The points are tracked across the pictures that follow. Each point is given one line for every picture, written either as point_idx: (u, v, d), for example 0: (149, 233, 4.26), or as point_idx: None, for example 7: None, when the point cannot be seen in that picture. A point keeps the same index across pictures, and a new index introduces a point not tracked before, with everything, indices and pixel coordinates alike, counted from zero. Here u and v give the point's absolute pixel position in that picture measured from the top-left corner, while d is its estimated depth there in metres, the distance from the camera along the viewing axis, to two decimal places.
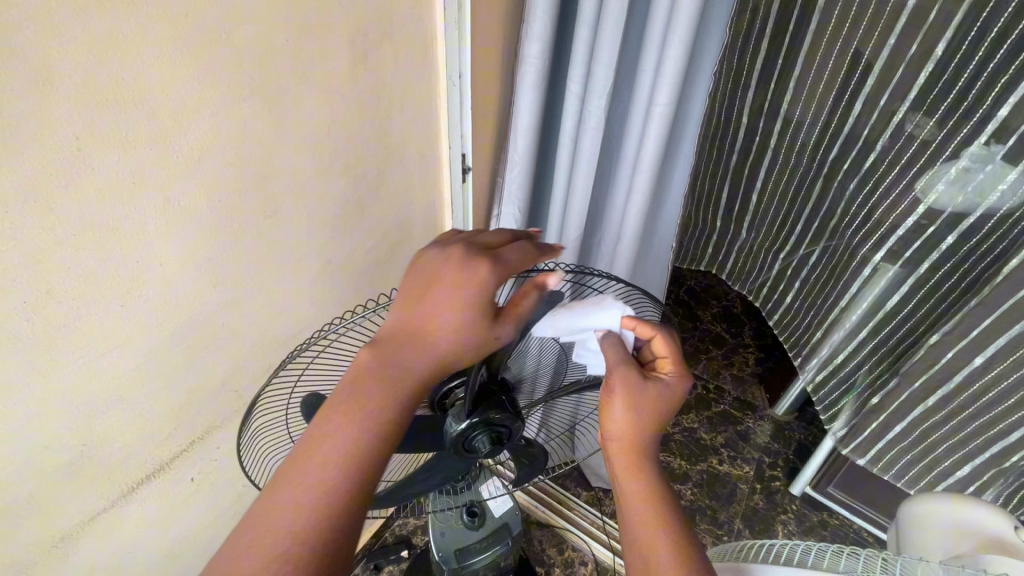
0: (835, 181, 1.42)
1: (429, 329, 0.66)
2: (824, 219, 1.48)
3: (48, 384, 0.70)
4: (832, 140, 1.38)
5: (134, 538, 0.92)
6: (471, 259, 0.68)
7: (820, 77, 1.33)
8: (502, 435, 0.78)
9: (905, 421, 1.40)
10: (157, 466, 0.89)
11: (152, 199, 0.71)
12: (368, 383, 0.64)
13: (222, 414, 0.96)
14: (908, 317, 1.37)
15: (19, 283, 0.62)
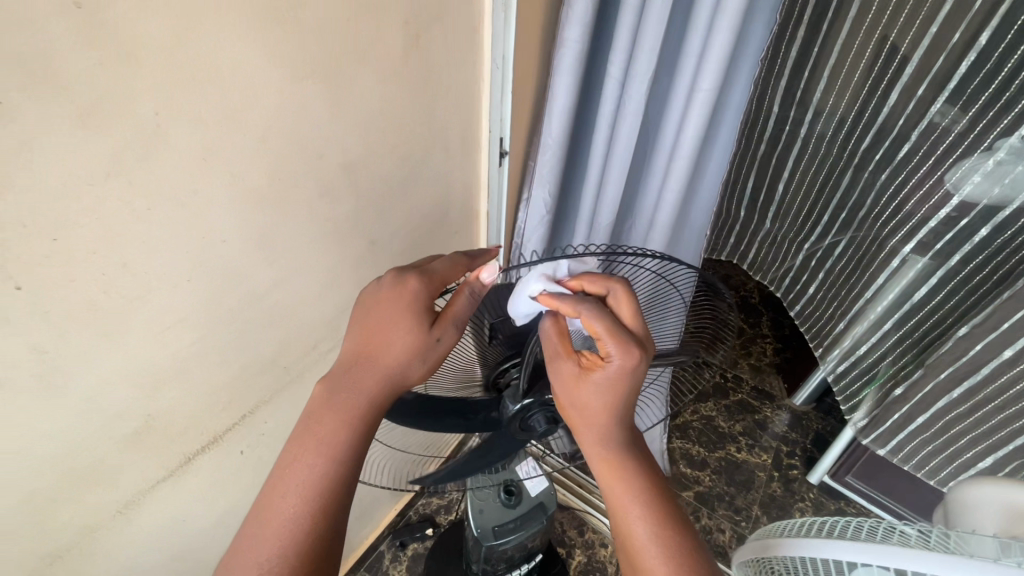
0: (866, 171, 1.35)
1: (380, 349, 0.72)
2: (851, 210, 1.43)
3: (119, 356, 0.71)
4: (862, 132, 1.32)
5: (188, 508, 0.95)
6: (404, 282, 0.73)
7: (855, 67, 1.27)
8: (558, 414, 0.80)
9: (928, 412, 1.39)
10: (211, 439, 0.91)
11: (220, 176, 0.72)
12: (331, 404, 0.70)
13: (271, 389, 0.99)
14: (935, 311, 1.33)
15: (99, 256, 0.63)
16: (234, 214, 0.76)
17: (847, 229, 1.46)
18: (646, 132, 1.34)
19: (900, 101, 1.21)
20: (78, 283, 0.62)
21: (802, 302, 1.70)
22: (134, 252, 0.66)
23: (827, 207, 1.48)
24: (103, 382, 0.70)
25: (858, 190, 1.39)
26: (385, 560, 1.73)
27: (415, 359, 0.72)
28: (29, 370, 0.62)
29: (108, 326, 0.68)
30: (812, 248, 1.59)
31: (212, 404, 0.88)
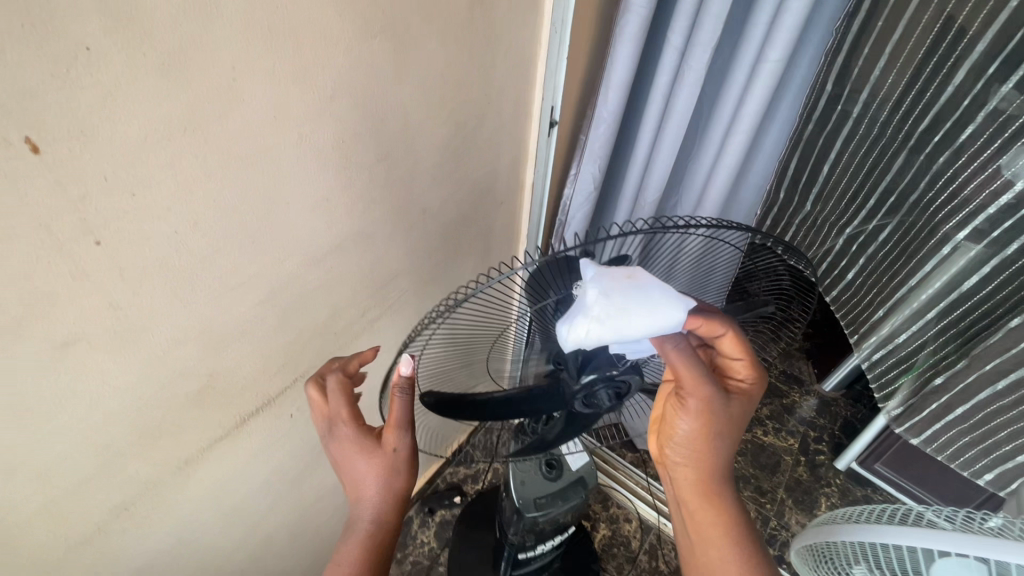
0: (922, 155, 1.22)
1: (359, 480, 0.78)
2: (901, 194, 1.30)
3: (186, 314, 0.71)
4: (923, 109, 1.19)
5: (243, 468, 0.97)
6: (339, 423, 0.77)
7: (921, 40, 1.16)
8: (622, 390, 0.75)
9: (970, 403, 1.31)
10: (265, 401, 0.92)
11: (289, 135, 0.70)
12: (352, 536, 0.79)
13: (322, 354, 0.99)
14: (985, 300, 1.19)
15: (173, 210, 0.62)
16: (300, 176, 0.74)
17: (891, 215, 1.34)
18: (703, 105, 1.29)
19: (966, 79, 1.09)
20: (153, 240, 0.62)
21: (840, 290, 1.56)
22: (206, 211, 0.66)
23: (871, 188, 1.36)
24: (172, 340, 0.71)
25: (910, 173, 1.26)
26: (414, 525, 1.77)
27: (382, 474, 0.77)
28: (106, 325, 0.63)
29: (179, 285, 0.68)
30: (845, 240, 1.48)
31: (269, 366, 0.89)
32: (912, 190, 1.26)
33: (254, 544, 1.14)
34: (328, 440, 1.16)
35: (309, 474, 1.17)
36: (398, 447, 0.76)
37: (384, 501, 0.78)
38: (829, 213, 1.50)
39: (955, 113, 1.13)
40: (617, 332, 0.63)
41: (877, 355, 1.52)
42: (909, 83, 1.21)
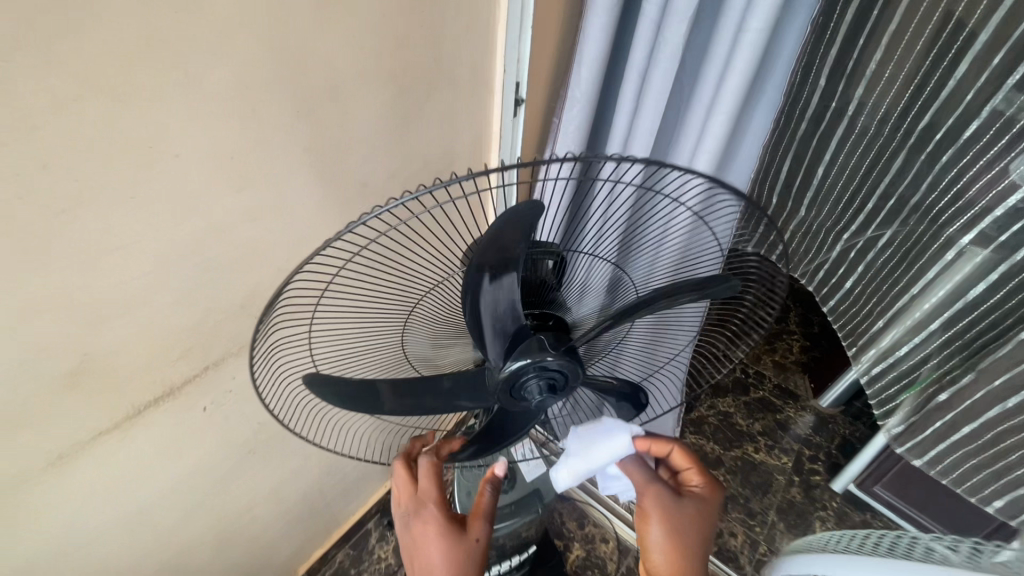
0: (928, 150, 0.99)
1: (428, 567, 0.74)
2: (901, 200, 1.07)
3: (46, 277, 0.61)
4: (923, 103, 0.96)
5: (143, 467, 0.85)
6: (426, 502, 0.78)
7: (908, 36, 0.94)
8: (556, 382, 0.61)
9: (978, 422, 1.12)
10: (167, 390, 0.81)
11: (172, 73, 0.60)
12: None
13: (240, 341, 0.88)
14: (992, 315, 1.04)
15: (12, 148, 0.52)
16: (191, 122, 0.64)
17: (895, 216, 1.10)
18: (688, 72, 1.01)
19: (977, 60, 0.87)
20: None
21: (838, 297, 1.32)
22: (57, 150, 0.56)
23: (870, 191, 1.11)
24: (24, 307, 0.60)
25: (912, 175, 1.03)
26: (372, 539, 1.60)
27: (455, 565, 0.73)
28: None
29: (29, 238, 0.57)
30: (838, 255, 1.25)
31: (168, 350, 0.78)
32: (915, 194, 1.04)
33: (166, 553, 1.02)
34: (257, 440, 1.04)
35: (236, 477, 1.05)
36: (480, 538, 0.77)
37: None
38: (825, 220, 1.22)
39: (961, 107, 0.91)
40: (589, 464, 0.77)
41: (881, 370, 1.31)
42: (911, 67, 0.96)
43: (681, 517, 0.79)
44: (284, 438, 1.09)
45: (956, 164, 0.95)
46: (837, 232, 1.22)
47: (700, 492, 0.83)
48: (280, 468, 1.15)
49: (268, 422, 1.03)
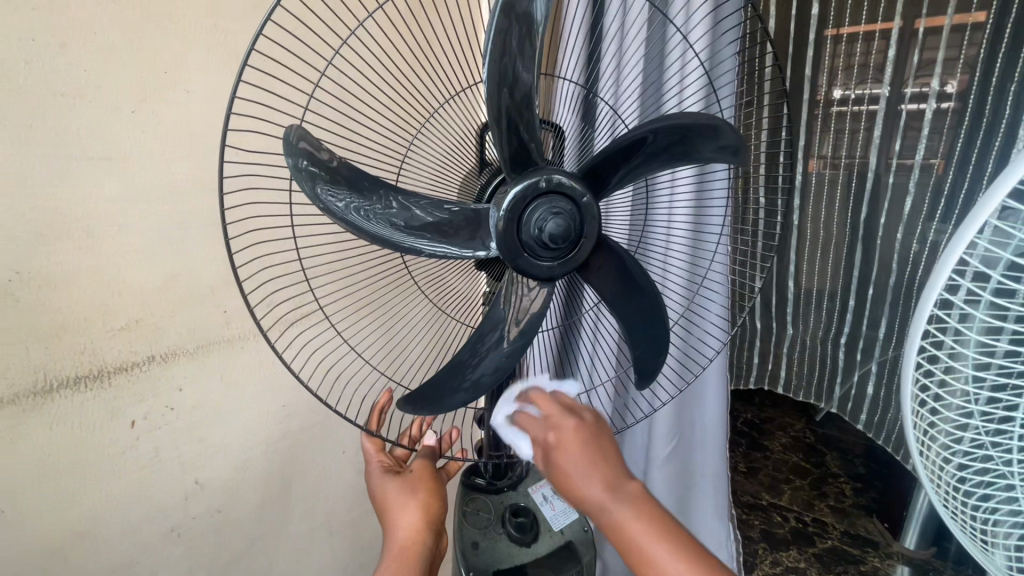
0: (879, 238, 1.09)
1: (391, 515, 0.64)
2: (880, 285, 1.11)
3: (27, 160, 0.56)
4: (857, 199, 1.09)
5: (24, 500, 0.61)
6: (366, 467, 0.69)
7: (860, 96, 1.04)
8: (563, 212, 0.55)
9: None
10: (93, 374, 0.65)
11: (215, 27, 0.69)
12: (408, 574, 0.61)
13: (197, 338, 0.74)
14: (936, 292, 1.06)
15: (59, 24, 0.56)
16: (215, 75, 0.70)
17: (878, 308, 1.12)
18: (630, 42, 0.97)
19: (885, 134, 1.03)
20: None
21: (868, 410, 1.20)
22: (76, 33, 0.58)
23: (845, 288, 1.15)
24: None
25: (875, 269, 1.11)
26: None
27: (405, 498, 0.65)
28: None
29: (11, 108, 0.55)
30: (848, 379, 1.21)
31: (113, 315, 0.65)
32: (889, 277, 1.09)
33: None
34: (184, 513, 0.77)
35: None
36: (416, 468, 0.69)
37: (415, 524, 0.64)
38: (805, 332, 1.22)
39: (889, 193, 1.06)
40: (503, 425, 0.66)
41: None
42: (870, 136, 1.05)
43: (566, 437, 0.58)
44: (220, 522, 0.82)
45: (893, 258, 1.08)
46: (832, 339, 1.20)
47: (554, 451, 0.57)
48: None
49: (205, 483, 0.79)
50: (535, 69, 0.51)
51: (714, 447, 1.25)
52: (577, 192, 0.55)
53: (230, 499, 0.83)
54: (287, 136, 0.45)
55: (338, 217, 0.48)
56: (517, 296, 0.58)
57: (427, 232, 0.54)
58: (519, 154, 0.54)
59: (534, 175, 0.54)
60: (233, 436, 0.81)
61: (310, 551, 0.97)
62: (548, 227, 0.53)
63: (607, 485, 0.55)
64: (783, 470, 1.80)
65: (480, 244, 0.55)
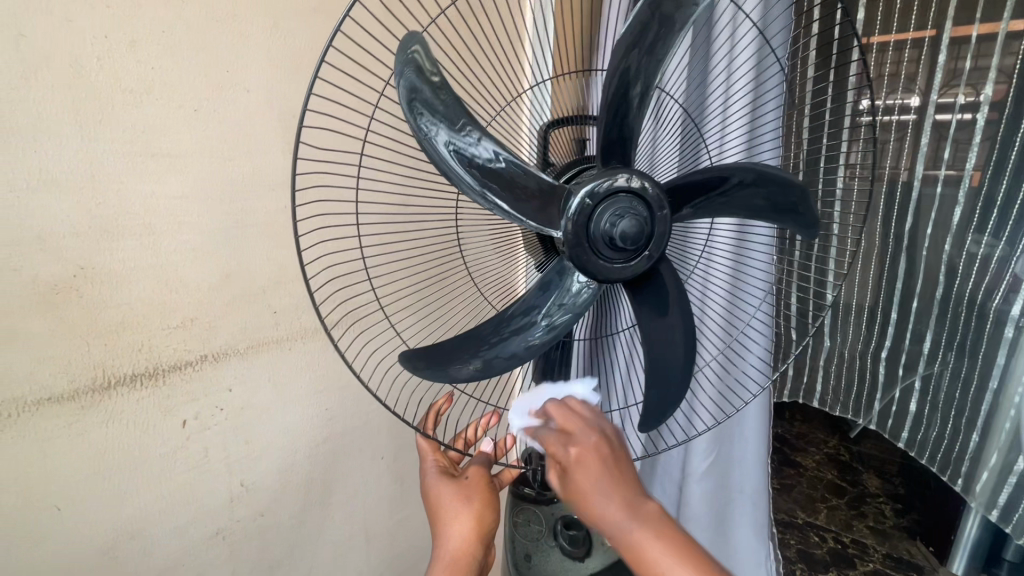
0: (925, 249, 0.97)
1: (442, 522, 0.63)
2: (925, 299, 1.00)
3: (89, 159, 0.56)
4: (899, 209, 0.99)
5: (78, 499, 0.61)
6: (425, 468, 0.68)
7: (906, 104, 0.95)
8: (636, 214, 0.54)
9: (1004, 448, 0.96)
10: (148, 372, 0.64)
11: (270, 29, 0.68)
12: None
13: (246, 338, 0.73)
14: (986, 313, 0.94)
15: (128, 25, 0.57)
16: (272, 76, 0.69)
17: (922, 322, 1.01)
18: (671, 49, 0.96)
19: (932, 143, 0.93)
20: (74, 29, 0.53)
21: (910, 428, 1.08)
22: (146, 31, 0.58)
23: (885, 300, 1.04)
24: (39, 181, 0.53)
25: (920, 281, 0.99)
26: None
27: (458, 506, 0.63)
28: None
29: (84, 106, 0.55)
30: (889, 394, 1.08)
31: (169, 313, 0.65)
32: (936, 288, 0.98)
33: None
34: (228, 517, 0.76)
35: None
36: (473, 476, 0.66)
37: (465, 535, 0.62)
38: (842, 345, 1.11)
39: (936, 205, 0.95)
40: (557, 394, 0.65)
41: (1014, 511, 0.97)
42: (915, 144, 0.95)
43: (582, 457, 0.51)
44: (263, 525, 0.81)
45: (940, 267, 0.97)
46: (872, 354, 1.09)
47: (573, 472, 0.51)
48: None
49: (250, 486, 0.78)
50: (652, 84, 0.55)
51: (754, 465, 1.19)
52: (653, 200, 0.55)
53: (273, 503, 0.81)
54: (400, 54, 0.45)
55: (422, 138, 0.47)
56: (562, 291, 0.56)
57: (503, 189, 0.51)
58: (614, 148, 0.57)
59: (605, 175, 0.53)
60: (278, 438, 0.80)
61: (347, 557, 0.95)
62: (620, 227, 0.52)
63: (623, 508, 0.49)
64: (819, 486, 1.68)
65: (549, 220, 0.53)
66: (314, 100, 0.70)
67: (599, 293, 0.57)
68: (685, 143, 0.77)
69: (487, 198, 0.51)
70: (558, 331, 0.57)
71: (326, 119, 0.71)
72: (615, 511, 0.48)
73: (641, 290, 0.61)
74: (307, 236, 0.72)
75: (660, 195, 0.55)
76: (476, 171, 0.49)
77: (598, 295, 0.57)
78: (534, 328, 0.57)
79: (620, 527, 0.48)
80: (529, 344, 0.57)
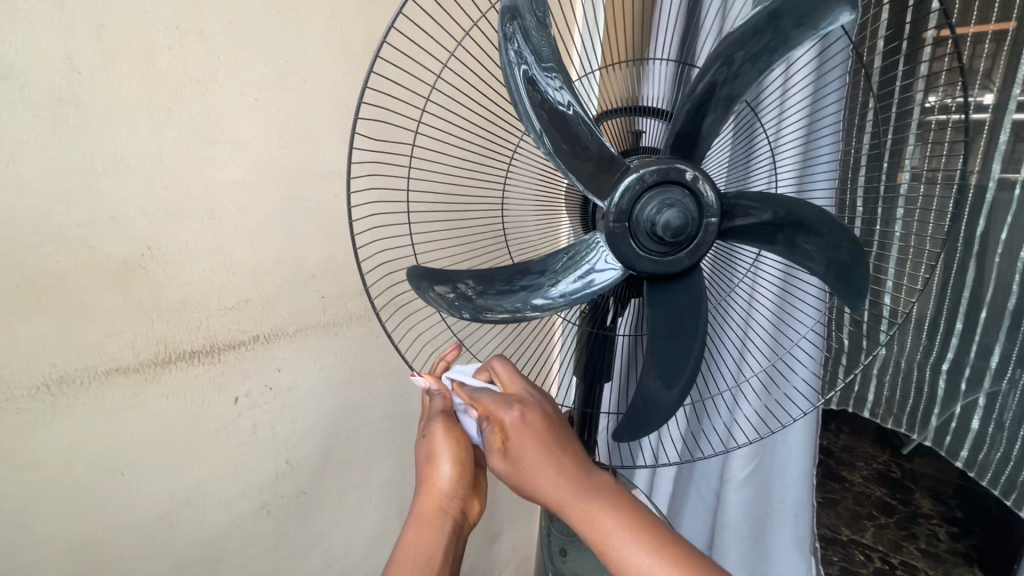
0: (997, 256, 0.90)
1: (430, 461, 0.65)
2: (995, 309, 0.91)
3: (160, 143, 0.59)
4: (972, 211, 0.91)
5: (140, 466, 0.65)
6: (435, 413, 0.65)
7: (985, 98, 0.88)
8: (681, 206, 0.52)
9: None
10: (206, 349, 0.67)
11: (330, 22, 0.70)
12: (432, 526, 0.64)
13: (296, 320, 0.76)
14: None
15: (200, 17, 0.59)
16: (330, 69, 0.71)
17: (991, 333, 0.93)
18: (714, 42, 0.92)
19: (1013, 142, 0.85)
20: (149, 18, 0.56)
21: (971, 446, 1.00)
22: (214, 19, 0.60)
23: (951, 309, 0.97)
24: (115, 163, 0.56)
25: (991, 289, 0.91)
26: None
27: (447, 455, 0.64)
28: (47, 81, 0.51)
29: (156, 94, 0.58)
30: (948, 409, 1.01)
31: (226, 294, 0.68)
32: (1009, 299, 0.89)
33: None
34: (273, 493, 0.79)
35: (237, 552, 0.77)
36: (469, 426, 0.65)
37: (453, 481, 0.65)
38: (899, 355, 1.06)
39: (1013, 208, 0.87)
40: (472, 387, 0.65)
41: None
42: (992, 143, 0.87)
43: (528, 398, 0.56)
44: (304, 504, 0.83)
45: (1013, 277, 0.88)
46: (933, 365, 1.02)
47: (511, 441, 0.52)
48: (290, 562, 0.84)
49: (295, 464, 0.80)
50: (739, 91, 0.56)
51: (798, 481, 1.13)
52: (703, 193, 0.53)
53: (316, 482, 0.84)
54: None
55: (507, 57, 0.46)
56: (586, 261, 0.55)
57: (564, 144, 0.51)
58: (687, 141, 0.57)
59: (650, 165, 0.52)
60: (323, 420, 0.82)
61: (383, 537, 0.98)
62: (664, 215, 0.51)
63: (571, 467, 0.52)
64: (866, 503, 1.52)
65: (597, 191, 0.53)
66: (371, 91, 0.72)
67: (636, 273, 0.55)
68: (752, 155, 0.76)
69: (553, 140, 0.50)
70: (567, 300, 0.55)
71: (382, 109, 0.73)
72: (541, 446, 0.52)
73: (697, 285, 0.60)
74: (362, 222, 0.74)
75: (717, 191, 0.54)
76: (547, 113, 0.49)
77: (616, 283, 0.55)
78: (543, 290, 0.55)
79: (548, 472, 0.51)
80: (538, 304, 0.55)
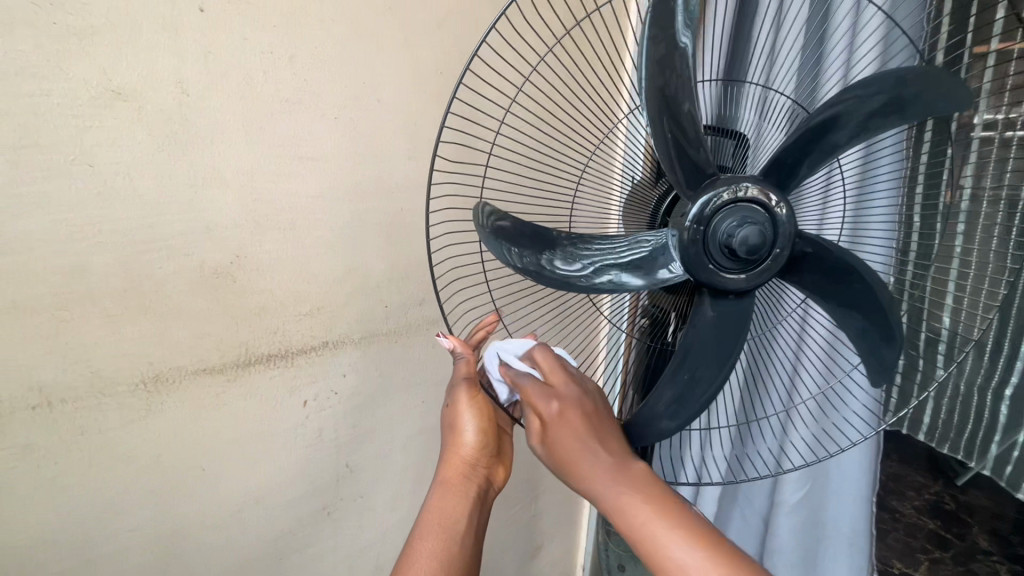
0: None
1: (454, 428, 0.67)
2: None
3: (251, 159, 0.63)
4: None
5: (219, 462, 0.68)
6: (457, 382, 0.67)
7: None
8: (756, 223, 0.53)
9: None
10: (281, 354, 0.71)
11: (404, 45, 0.74)
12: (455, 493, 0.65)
13: (363, 327, 0.79)
14: None
15: (292, 44, 0.64)
16: (403, 90, 0.75)
17: None
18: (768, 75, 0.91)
19: None
20: (249, 45, 0.61)
21: None
22: (304, 46, 0.65)
23: (1016, 329, 0.91)
24: (213, 177, 0.61)
25: None
26: None
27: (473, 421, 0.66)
28: (161, 102, 0.56)
29: (251, 113, 0.62)
30: (1011, 437, 0.95)
31: (302, 301, 0.71)
32: None
33: None
34: (334, 495, 0.81)
35: (303, 550, 0.80)
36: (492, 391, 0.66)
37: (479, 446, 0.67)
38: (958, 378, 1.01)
39: None
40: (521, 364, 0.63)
41: None
42: None
43: (576, 396, 0.55)
44: (362, 506, 0.86)
45: None
46: (996, 390, 0.96)
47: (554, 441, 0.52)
48: (347, 562, 0.86)
49: (354, 468, 0.83)
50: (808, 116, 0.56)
51: (853, 514, 1.08)
52: (775, 214, 0.54)
53: (372, 486, 0.86)
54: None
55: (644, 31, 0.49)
56: (646, 248, 0.55)
57: (671, 130, 0.54)
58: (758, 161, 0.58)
59: (718, 185, 0.53)
60: (381, 425, 0.85)
61: None
62: (743, 231, 0.52)
63: (617, 472, 0.50)
64: (919, 535, 1.31)
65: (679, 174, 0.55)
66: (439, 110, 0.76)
67: (693, 277, 0.55)
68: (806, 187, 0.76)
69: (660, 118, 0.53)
70: (618, 285, 0.56)
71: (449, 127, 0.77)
72: (588, 451, 0.51)
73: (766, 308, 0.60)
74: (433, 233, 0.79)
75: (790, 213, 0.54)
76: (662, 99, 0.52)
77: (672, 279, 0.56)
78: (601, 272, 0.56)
79: (605, 485, 0.50)
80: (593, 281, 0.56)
